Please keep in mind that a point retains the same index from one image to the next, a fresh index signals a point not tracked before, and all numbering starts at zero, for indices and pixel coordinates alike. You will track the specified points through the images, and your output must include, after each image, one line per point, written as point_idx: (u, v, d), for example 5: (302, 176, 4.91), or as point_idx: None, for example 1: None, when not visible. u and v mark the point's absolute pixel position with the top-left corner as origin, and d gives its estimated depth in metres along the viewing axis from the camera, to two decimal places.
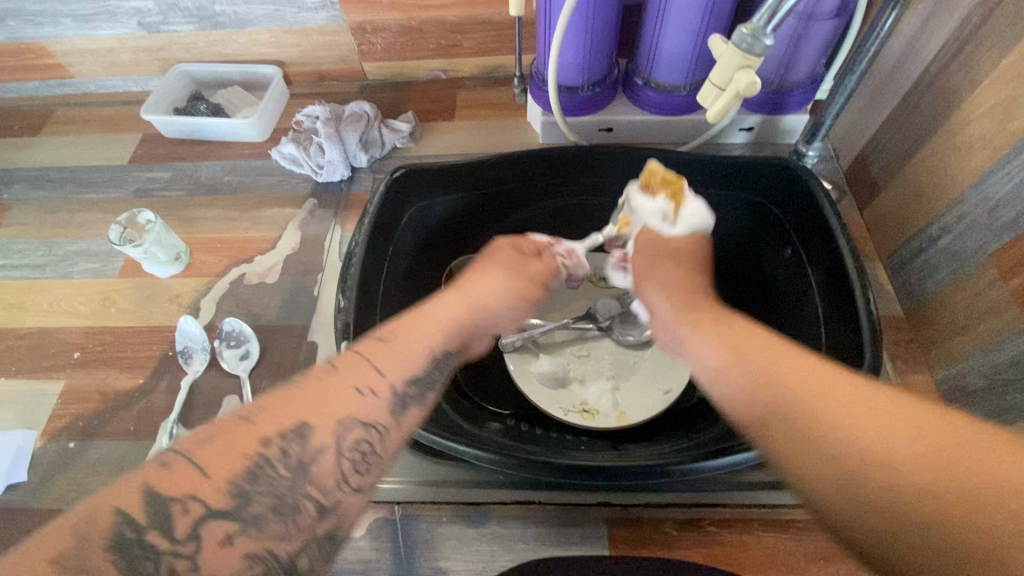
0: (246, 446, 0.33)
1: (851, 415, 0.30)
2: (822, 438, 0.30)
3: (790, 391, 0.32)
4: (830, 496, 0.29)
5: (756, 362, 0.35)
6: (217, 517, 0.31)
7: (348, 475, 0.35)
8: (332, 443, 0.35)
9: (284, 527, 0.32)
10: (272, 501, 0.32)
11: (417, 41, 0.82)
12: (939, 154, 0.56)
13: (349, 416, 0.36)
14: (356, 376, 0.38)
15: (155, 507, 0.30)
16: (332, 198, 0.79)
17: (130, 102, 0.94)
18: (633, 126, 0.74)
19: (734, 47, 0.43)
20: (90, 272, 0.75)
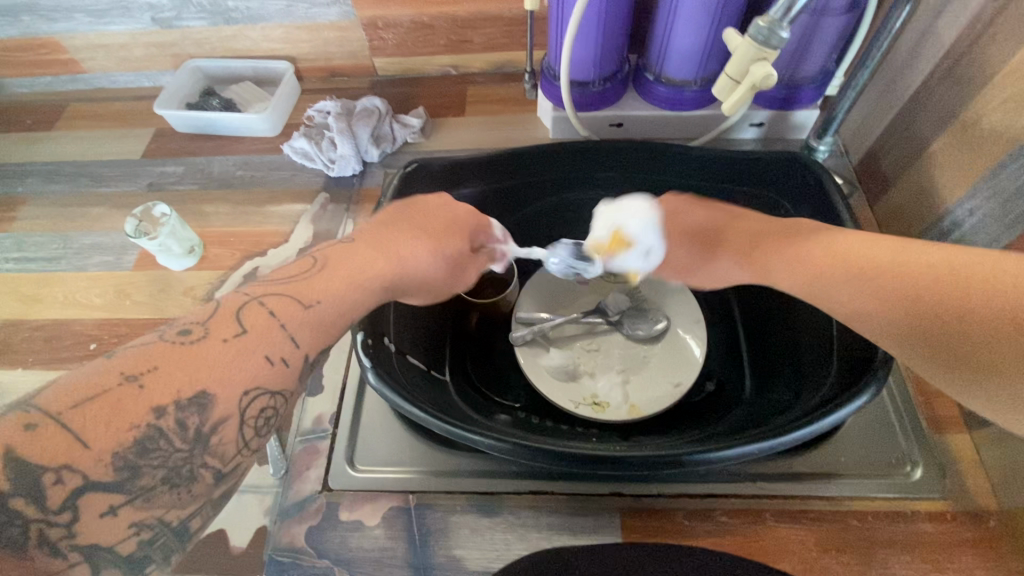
0: (134, 415, 0.32)
1: (972, 271, 0.36)
2: (921, 295, 0.37)
3: (909, 274, 0.38)
4: (952, 350, 0.36)
5: (871, 259, 0.41)
6: (97, 487, 0.31)
7: (249, 440, 0.37)
8: (236, 413, 0.36)
9: (176, 495, 0.34)
10: (164, 473, 0.33)
11: (428, 36, 0.82)
12: (951, 148, 0.57)
13: (255, 385, 0.37)
14: (262, 343, 0.38)
15: (26, 478, 0.29)
16: (344, 192, 0.79)
17: (142, 97, 0.95)
18: (644, 121, 0.75)
19: (750, 40, 0.43)
20: (105, 265, 0.76)
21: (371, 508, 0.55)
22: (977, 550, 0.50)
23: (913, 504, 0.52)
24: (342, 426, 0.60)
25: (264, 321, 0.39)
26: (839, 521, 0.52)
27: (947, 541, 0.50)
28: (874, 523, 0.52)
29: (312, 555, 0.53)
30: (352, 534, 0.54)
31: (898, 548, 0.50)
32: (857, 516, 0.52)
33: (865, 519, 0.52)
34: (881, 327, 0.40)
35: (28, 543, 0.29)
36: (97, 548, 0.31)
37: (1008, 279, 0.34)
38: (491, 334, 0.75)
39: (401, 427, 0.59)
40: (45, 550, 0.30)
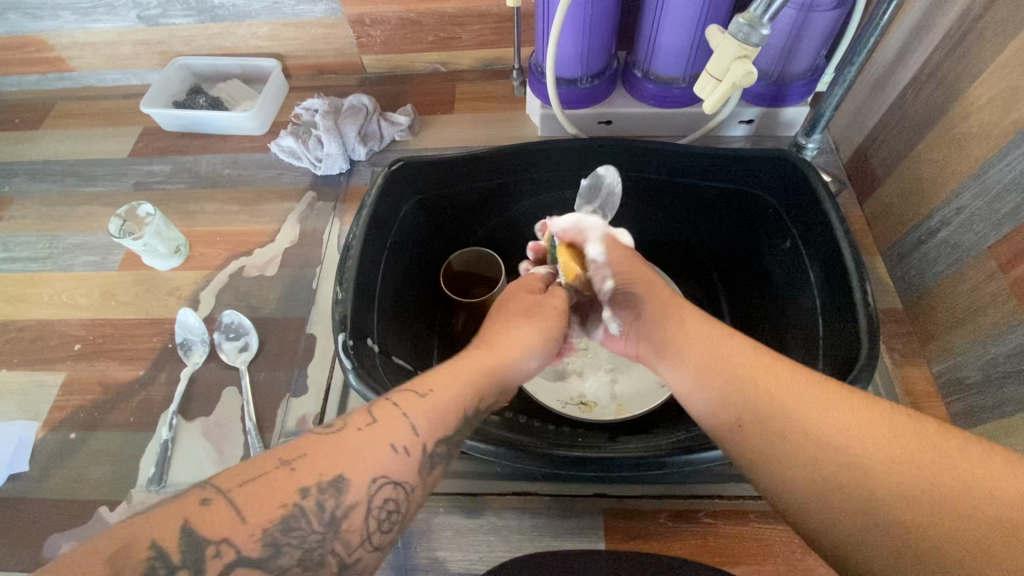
0: (282, 494, 0.31)
1: (828, 425, 0.36)
2: (782, 438, 0.37)
3: (775, 410, 0.38)
4: (795, 494, 0.36)
5: (744, 381, 0.40)
6: (245, 563, 0.29)
7: (373, 533, 0.34)
8: (363, 499, 0.33)
9: None
10: (299, 554, 0.31)
11: (416, 33, 0.82)
12: (940, 146, 0.56)
13: (382, 473, 0.34)
14: (391, 431, 0.36)
15: (190, 548, 0.29)
16: (331, 191, 0.79)
17: (131, 96, 0.94)
18: (632, 118, 0.74)
19: (731, 38, 0.43)
20: (91, 264, 0.75)
21: None
22: None
23: None
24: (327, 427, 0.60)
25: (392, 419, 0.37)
26: None
27: None
28: None
29: None
30: None
31: None
32: None
33: None
34: (738, 432, 0.40)
35: None
36: None
37: (863, 442, 0.34)
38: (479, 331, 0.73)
39: None
40: None
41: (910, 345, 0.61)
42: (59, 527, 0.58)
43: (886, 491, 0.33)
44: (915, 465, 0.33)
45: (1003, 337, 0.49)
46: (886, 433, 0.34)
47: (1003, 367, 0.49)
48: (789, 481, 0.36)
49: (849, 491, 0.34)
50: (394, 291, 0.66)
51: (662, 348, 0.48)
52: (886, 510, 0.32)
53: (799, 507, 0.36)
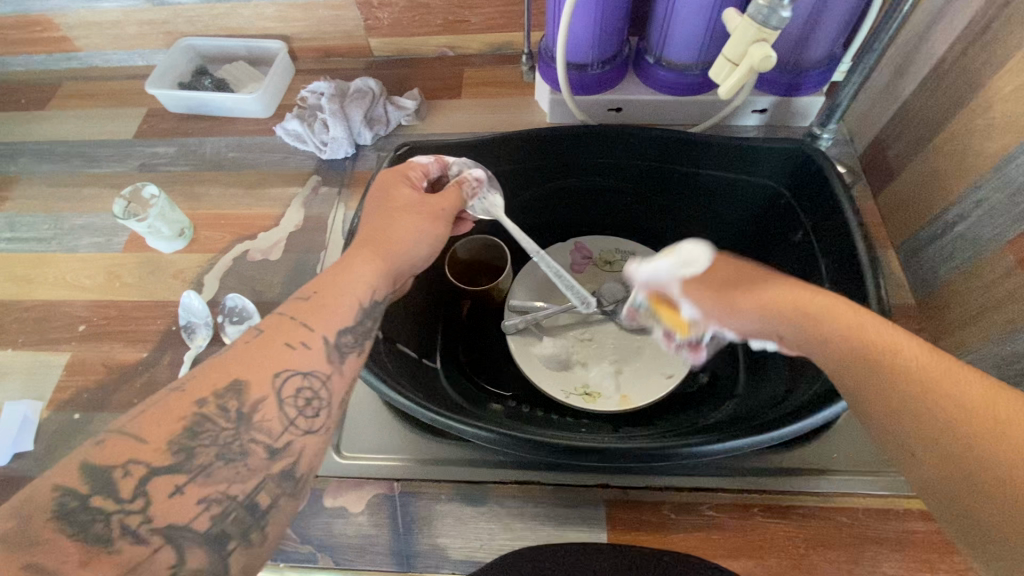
0: (180, 409, 0.34)
1: (1011, 430, 0.29)
2: (941, 429, 0.31)
3: (939, 398, 0.32)
4: (956, 495, 0.31)
5: (895, 362, 0.33)
6: (162, 472, 0.32)
7: (297, 417, 0.36)
8: (272, 393, 0.35)
9: (234, 470, 0.33)
10: (217, 449, 0.33)
11: (424, 16, 0.80)
12: (959, 138, 0.54)
13: (285, 368, 0.37)
14: (282, 333, 0.38)
15: (98, 478, 0.31)
16: (337, 176, 0.78)
17: (136, 77, 0.93)
18: (643, 106, 0.73)
19: (749, 20, 0.41)
20: (96, 246, 0.75)
21: (356, 495, 0.54)
22: None
23: (906, 503, 0.51)
24: None
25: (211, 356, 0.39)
26: (829, 518, 0.51)
27: (938, 541, 0.49)
28: (864, 521, 0.51)
29: (295, 540, 0.53)
30: (336, 521, 0.53)
31: (889, 546, 0.49)
32: (847, 513, 0.51)
33: (855, 516, 0.51)
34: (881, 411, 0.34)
35: (112, 535, 0.30)
36: (171, 528, 0.31)
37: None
38: (484, 321, 0.74)
39: (388, 414, 0.59)
40: (128, 538, 0.30)
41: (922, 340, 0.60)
42: None
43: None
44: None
45: (1019, 334, 0.48)
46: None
47: (1017, 364, 0.49)
48: (954, 482, 0.31)
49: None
50: None
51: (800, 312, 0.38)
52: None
53: (962, 510, 0.31)
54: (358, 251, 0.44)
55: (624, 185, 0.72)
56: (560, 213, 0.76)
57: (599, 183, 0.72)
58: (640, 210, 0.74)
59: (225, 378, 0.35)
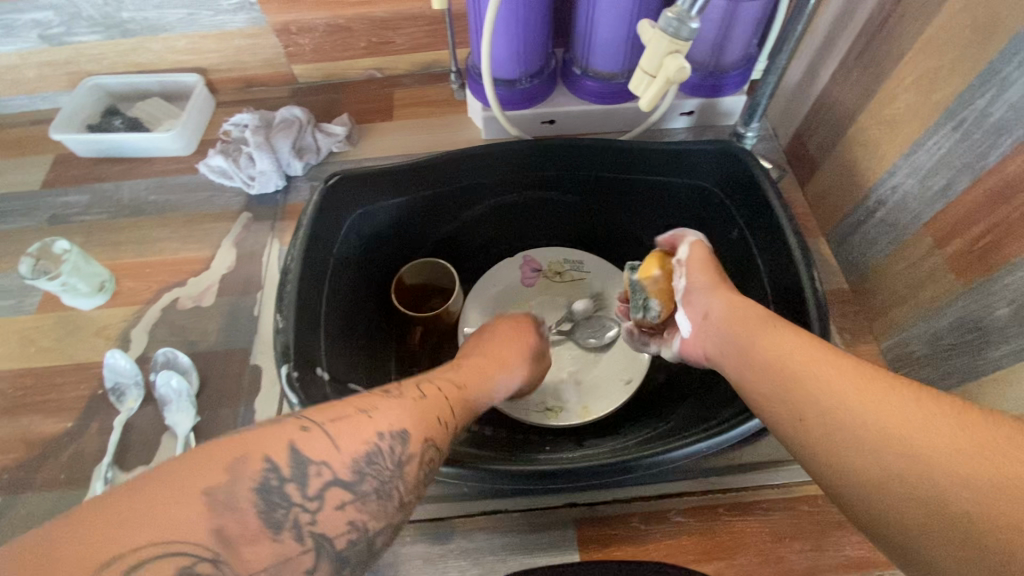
0: (366, 432, 0.34)
1: (856, 394, 0.34)
2: (795, 399, 0.36)
3: (800, 373, 0.37)
4: (813, 457, 0.34)
5: (755, 342, 0.40)
6: (339, 484, 0.31)
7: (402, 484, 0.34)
8: (359, 454, 0.33)
9: (378, 506, 0.33)
10: (377, 484, 0.33)
11: (347, 39, 0.78)
12: (870, 128, 0.57)
13: (391, 427, 0.35)
14: (362, 424, 0.34)
15: (299, 464, 0.30)
16: (269, 211, 0.74)
17: (39, 122, 0.87)
18: (574, 117, 0.73)
19: (661, 33, 0.42)
20: (5, 310, 0.69)
21: None
22: None
23: None
24: None
25: (421, 390, 0.41)
26: (791, 508, 0.52)
27: None
28: (826, 506, 0.52)
29: None
30: None
31: (850, 529, 0.51)
32: (807, 501, 0.52)
33: (815, 503, 0.52)
34: (753, 393, 0.40)
35: (286, 522, 0.29)
36: (323, 538, 0.30)
37: (877, 402, 0.33)
38: (438, 347, 0.70)
39: None
40: (293, 533, 0.29)
41: (857, 323, 0.62)
42: None
43: (895, 457, 0.30)
44: (921, 429, 0.30)
45: (944, 310, 0.51)
46: (903, 406, 0.32)
47: (947, 340, 0.51)
48: (849, 461, 0.32)
49: (865, 445, 0.32)
50: (341, 312, 0.62)
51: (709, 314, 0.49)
52: (894, 471, 0.30)
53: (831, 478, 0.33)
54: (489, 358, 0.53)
55: (564, 196, 0.72)
56: (505, 229, 0.76)
57: (540, 196, 0.72)
58: (582, 218, 0.75)
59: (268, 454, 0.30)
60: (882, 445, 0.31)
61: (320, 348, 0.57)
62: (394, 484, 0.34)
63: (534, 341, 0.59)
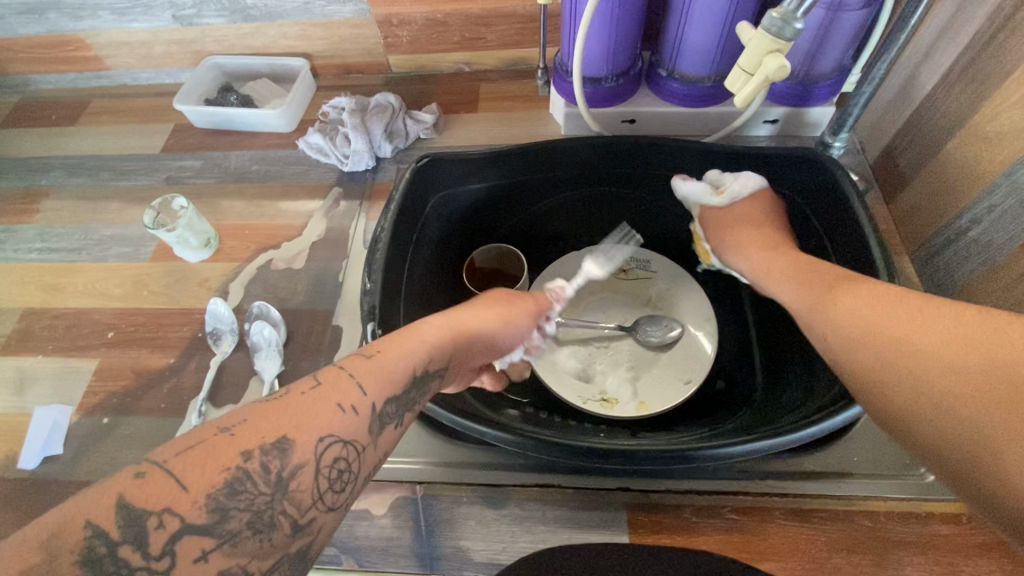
0: (224, 459, 0.30)
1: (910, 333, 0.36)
2: (899, 363, 0.36)
3: (908, 342, 0.36)
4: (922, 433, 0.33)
5: (828, 304, 0.44)
6: (193, 531, 0.28)
7: (325, 492, 0.33)
8: (312, 459, 0.33)
9: (259, 543, 0.30)
10: (250, 517, 0.30)
11: (442, 33, 0.83)
12: (970, 145, 0.55)
13: (328, 432, 0.34)
14: (340, 391, 0.36)
15: (130, 521, 0.27)
16: (357, 187, 0.80)
17: (162, 94, 0.97)
18: (655, 118, 0.75)
19: (764, 32, 0.44)
20: (125, 256, 0.77)
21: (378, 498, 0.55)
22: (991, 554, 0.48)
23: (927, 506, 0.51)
24: None
25: (331, 381, 0.37)
26: (851, 521, 0.51)
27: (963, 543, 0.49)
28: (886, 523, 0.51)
29: None
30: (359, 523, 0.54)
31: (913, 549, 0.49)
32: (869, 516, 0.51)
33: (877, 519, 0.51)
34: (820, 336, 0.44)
35: None
36: None
37: (933, 338, 0.34)
38: None
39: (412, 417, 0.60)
40: None
41: None
42: None
43: (997, 424, 0.29)
44: (1020, 391, 0.29)
45: None
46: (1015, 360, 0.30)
47: None
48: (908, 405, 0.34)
49: (924, 387, 0.33)
50: (419, 284, 0.67)
51: (828, 293, 0.46)
52: (957, 403, 0.31)
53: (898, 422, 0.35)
54: (473, 311, 0.51)
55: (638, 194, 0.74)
56: (577, 223, 0.78)
57: (615, 192, 0.74)
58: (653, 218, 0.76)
59: (154, 497, 0.28)
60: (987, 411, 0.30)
61: (400, 313, 0.61)
62: (276, 509, 0.31)
63: (517, 315, 0.54)
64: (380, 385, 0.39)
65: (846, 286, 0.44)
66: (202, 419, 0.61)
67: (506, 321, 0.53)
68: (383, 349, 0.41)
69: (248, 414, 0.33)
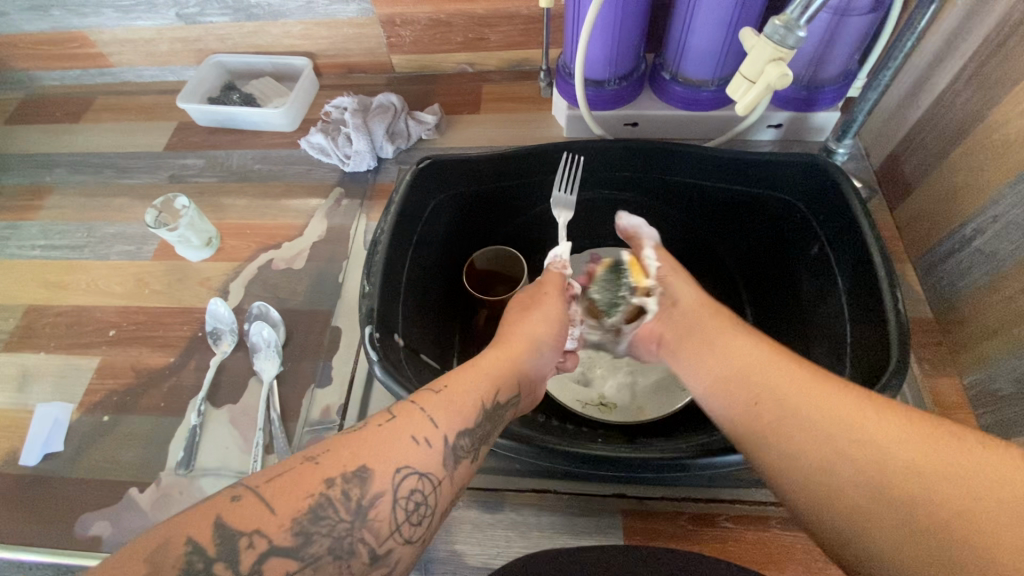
0: (309, 485, 0.32)
1: (842, 427, 0.36)
2: (781, 419, 0.39)
3: (795, 397, 0.39)
4: (812, 490, 0.36)
5: (748, 362, 0.43)
6: (279, 554, 0.30)
7: (403, 523, 0.34)
8: (389, 489, 0.34)
9: (339, 568, 0.32)
10: (330, 543, 0.32)
11: (445, 34, 0.82)
12: (977, 153, 0.55)
13: (406, 464, 0.35)
14: (413, 425, 0.37)
15: (225, 539, 0.30)
16: (358, 188, 0.80)
17: (166, 92, 0.97)
18: (658, 121, 0.74)
19: (766, 39, 0.43)
20: (127, 254, 0.78)
21: None
22: None
23: None
24: (350, 416, 0.61)
25: (393, 417, 0.38)
26: None
27: None
28: None
29: None
30: None
31: None
32: None
33: None
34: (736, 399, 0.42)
35: None
36: None
37: (866, 442, 0.35)
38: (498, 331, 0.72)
39: None
40: None
41: (939, 354, 0.60)
42: (90, 505, 0.60)
43: (895, 471, 0.33)
44: (923, 459, 0.32)
45: None
46: (875, 418, 0.35)
47: None
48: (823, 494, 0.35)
49: (842, 488, 0.34)
50: (419, 287, 0.66)
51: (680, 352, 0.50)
52: (882, 512, 0.32)
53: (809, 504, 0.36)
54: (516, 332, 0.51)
55: (639, 198, 0.73)
56: (577, 226, 0.77)
57: (616, 196, 0.74)
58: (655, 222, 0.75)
59: (247, 518, 0.30)
60: (891, 465, 0.33)
61: (398, 316, 0.61)
62: (356, 537, 0.33)
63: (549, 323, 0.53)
64: (467, 414, 0.40)
65: (699, 346, 0.49)
66: (201, 418, 0.62)
67: (550, 332, 0.53)
68: (446, 382, 0.42)
69: (331, 442, 0.35)
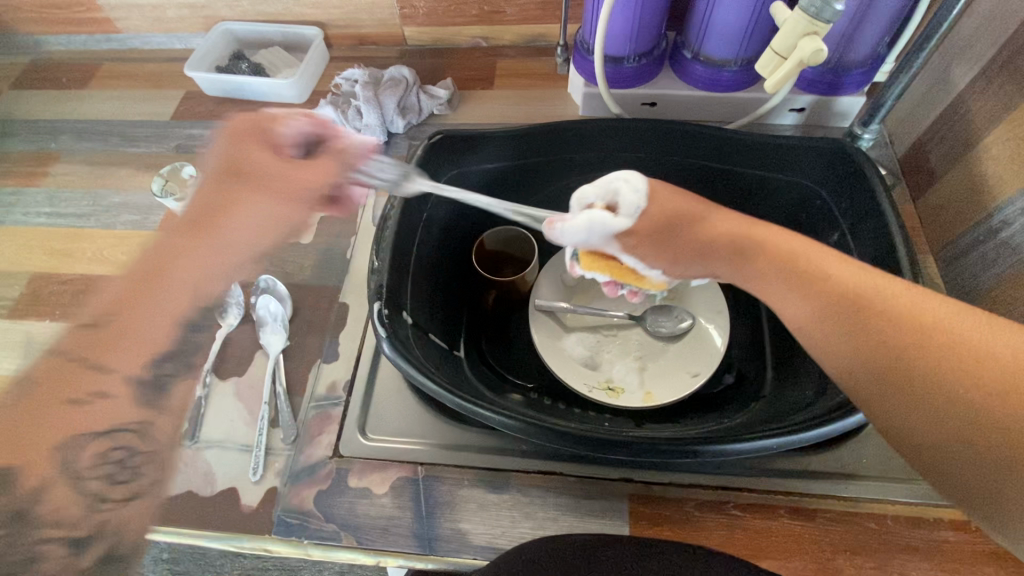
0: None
1: (976, 358, 0.35)
2: (884, 336, 0.39)
3: (886, 312, 0.39)
4: (923, 412, 0.37)
5: (865, 287, 0.40)
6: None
7: (112, 472, 0.48)
8: (69, 464, 0.46)
9: (62, 522, 0.45)
10: (54, 509, 0.45)
11: (460, 6, 0.80)
12: (1008, 141, 0.53)
13: (92, 427, 0.48)
14: (87, 382, 0.49)
15: None
16: (368, 162, 0.78)
17: (173, 59, 0.95)
18: (677, 102, 0.72)
19: (801, 13, 0.42)
20: (133, 223, 0.77)
21: (380, 477, 0.55)
22: (999, 563, 0.47)
23: (937, 512, 0.50)
24: (356, 392, 0.60)
25: (60, 366, 0.50)
26: (857, 523, 0.50)
27: (970, 551, 0.48)
28: (893, 527, 0.50)
29: (319, 518, 0.53)
30: (360, 501, 0.54)
31: (918, 555, 0.48)
32: (876, 519, 0.50)
33: (884, 522, 0.50)
34: (853, 316, 0.40)
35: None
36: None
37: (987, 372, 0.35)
38: (507, 314, 0.72)
39: (415, 399, 0.59)
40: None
41: None
42: None
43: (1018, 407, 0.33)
44: None
45: None
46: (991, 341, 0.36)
47: None
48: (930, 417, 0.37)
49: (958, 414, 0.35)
50: (427, 265, 0.66)
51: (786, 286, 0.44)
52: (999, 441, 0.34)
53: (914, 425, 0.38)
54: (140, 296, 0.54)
55: (656, 180, 0.71)
56: None
57: None
58: None
59: None
60: (1000, 385, 0.34)
61: (406, 293, 0.60)
62: (37, 513, 0.44)
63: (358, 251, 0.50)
64: (121, 356, 0.52)
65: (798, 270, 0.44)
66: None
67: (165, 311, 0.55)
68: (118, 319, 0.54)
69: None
